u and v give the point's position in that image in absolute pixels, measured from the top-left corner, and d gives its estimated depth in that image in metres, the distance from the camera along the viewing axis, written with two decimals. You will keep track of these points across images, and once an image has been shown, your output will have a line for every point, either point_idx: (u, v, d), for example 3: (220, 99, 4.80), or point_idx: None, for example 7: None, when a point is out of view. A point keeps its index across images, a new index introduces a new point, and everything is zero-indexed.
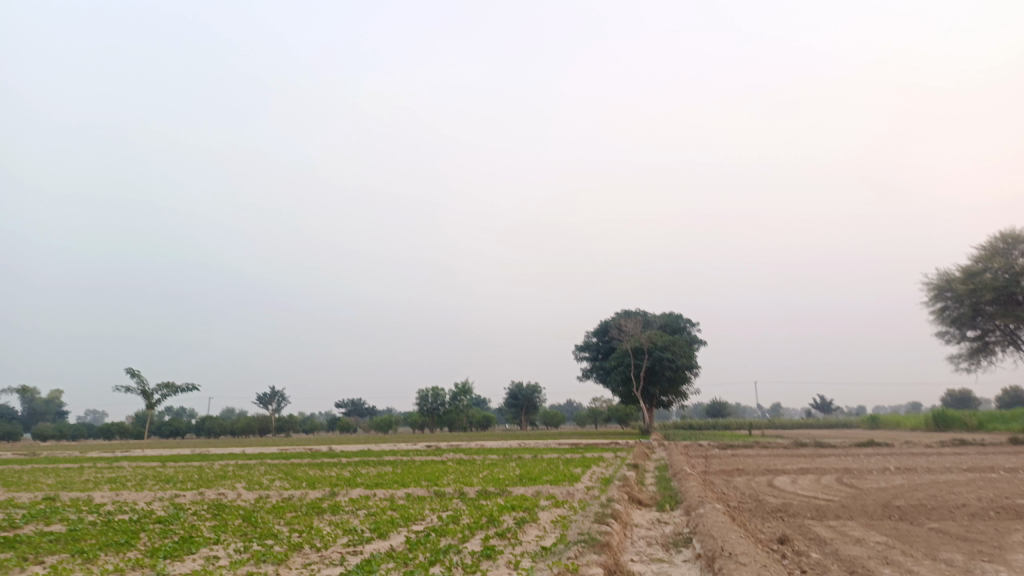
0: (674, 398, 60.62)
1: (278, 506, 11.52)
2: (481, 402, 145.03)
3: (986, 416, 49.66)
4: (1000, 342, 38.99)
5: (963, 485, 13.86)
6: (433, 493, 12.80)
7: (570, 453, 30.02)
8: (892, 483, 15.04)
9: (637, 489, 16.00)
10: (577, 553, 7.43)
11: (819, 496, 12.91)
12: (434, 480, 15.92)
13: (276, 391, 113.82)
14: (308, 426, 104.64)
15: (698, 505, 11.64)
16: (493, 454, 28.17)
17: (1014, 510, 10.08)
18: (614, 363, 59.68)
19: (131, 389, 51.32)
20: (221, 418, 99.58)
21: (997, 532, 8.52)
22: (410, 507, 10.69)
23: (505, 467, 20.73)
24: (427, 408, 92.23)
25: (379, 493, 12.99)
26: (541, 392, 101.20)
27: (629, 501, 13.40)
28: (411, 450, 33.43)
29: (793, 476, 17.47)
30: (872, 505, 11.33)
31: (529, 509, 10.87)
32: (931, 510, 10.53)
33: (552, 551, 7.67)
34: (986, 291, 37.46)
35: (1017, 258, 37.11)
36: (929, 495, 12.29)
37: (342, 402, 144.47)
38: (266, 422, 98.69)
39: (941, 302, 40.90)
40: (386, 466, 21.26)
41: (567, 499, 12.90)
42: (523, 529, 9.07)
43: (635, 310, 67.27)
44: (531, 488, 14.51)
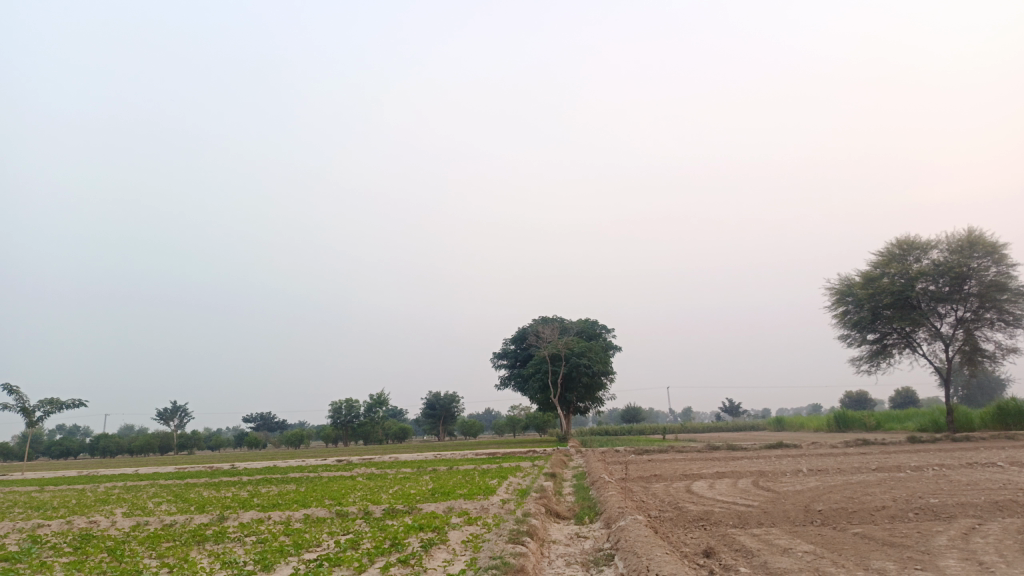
0: (591, 404, 60.83)
1: (154, 534, 10.23)
2: (397, 412, 142.62)
3: (883, 416, 52.05)
4: (897, 344, 40.74)
5: (876, 486, 13.88)
6: (335, 514, 11.78)
7: (487, 464, 29.37)
8: (808, 485, 14.96)
9: (555, 501, 15.39)
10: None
11: (738, 502, 12.63)
12: (338, 498, 14.81)
13: (178, 405, 108.21)
14: (213, 442, 99.92)
15: (618, 517, 11.06)
16: (406, 468, 27.08)
17: (933, 511, 9.94)
18: (532, 370, 59.35)
19: (9, 407, 47.17)
20: (118, 437, 93.85)
21: (921, 535, 8.25)
22: (306, 532, 9.64)
23: (417, 481, 19.82)
24: (340, 421, 89.55)
25: (275, 515, 11.84)
26: (458, 402, 100.36)
27: (546, 515, 12.71)
28: (321, 465, 31.98)
29: (711, 481, 17.29)
30: (792, 509, 11.05)
31: (438, 528, 10.01)
32: (852, 513, 10.30)
33: None
34: (884, 295, 39.17)
35: (912, 263, 38.97)
36: (846, 497, 12.15)
37: (252, 417, 139.35)
38: (168, 438, 93.59)
39: (843, 306, 42.53)
40: (290, 484, 19.94)
41: (481, 515, 12.09)
42: (429, 554, 8.20)
43: (552, 317, 67.31)
44: (443, 503, 13.63)
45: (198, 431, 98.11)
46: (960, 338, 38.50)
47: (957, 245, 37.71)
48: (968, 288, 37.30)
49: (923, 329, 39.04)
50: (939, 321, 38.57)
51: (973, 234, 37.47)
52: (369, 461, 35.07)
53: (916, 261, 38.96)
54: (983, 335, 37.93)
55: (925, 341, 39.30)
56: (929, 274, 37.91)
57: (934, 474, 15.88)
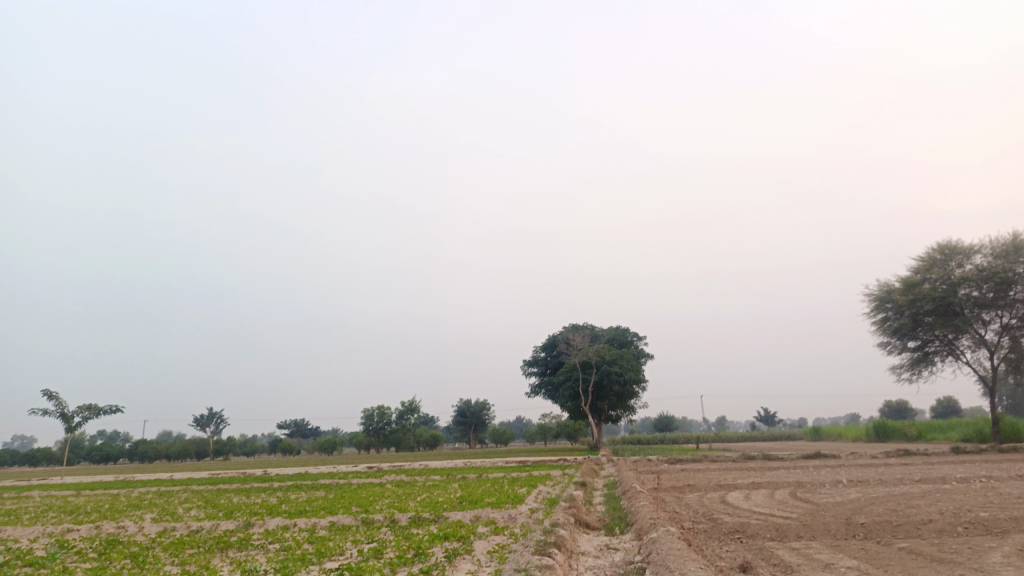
0: (623, 412, 60.16)
1: (180, 540, 10.18)
2: (429, 420, 143.03)
3: (925, 425, 50.60)
4: (940, 352, 39.53)
5: (921, 498, 13.29)
6: (360, 521, 11.62)
7: (517, 472, 29.13)
8: (848, 497, 14.42)
9: (585, 510, 15.06)
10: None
11: (775, 513, 12.20)
12: (365, 505, 14.68)
13: (214, 412, 109.79)
14: (247, 448, 101.12)
15: (650, 529, 10.71)
16: (435, 475, 26.96)
17: (984, 526, 9.42)
18: (563, 378, 58.88)
19: (50, 412, 48.16)
20: (156, 442, 95.46)
21: (972, 551, 7.79)
22: (329, 540, 9.48)
23: (446, 489, 19.64)
24: (372, 428, 89.98)
25: (300, 522, 11.74)
26: (490, 409, 100.21)
27: (575, 526, 12.42)
28: (352, 471, 32.06)
29: (746, 492, 16.81)
30: (833, 522, 10.59)
31: (464, 538, 9.77)
32: (897, 527, 9.82)
33: None
34: (925, 301, 38.08)
35: (954, 268, 37.81)
36: (889, 510, 11.63)
37: (285, 424, 140.97)
38: (203, 444, 94.97)
39: (882, 313, 41.46)
40: (319, 491, 19.91)
41: (508, 525, 11.85)
42: (453, 564, 7.96)
43: (583, 325, 66.88)
44: (470, 511, 13.40)
45: (233, 437, 99.43)
46: (1006, 346, 37.22)
47: (1002, 249, 36.52)
48: (1014, 294, 36.09)
49: (967, 336, 37.85)
50: (984, 327, 37.33)
51: (1019, 238, 36.25)
52: (400, 468, 35.14)
53: (959, 267, 37.81)
54: None
55: (969, 349, 38.08)
56: (972, 279, 36.77)
57: (981, 486, 15.21)
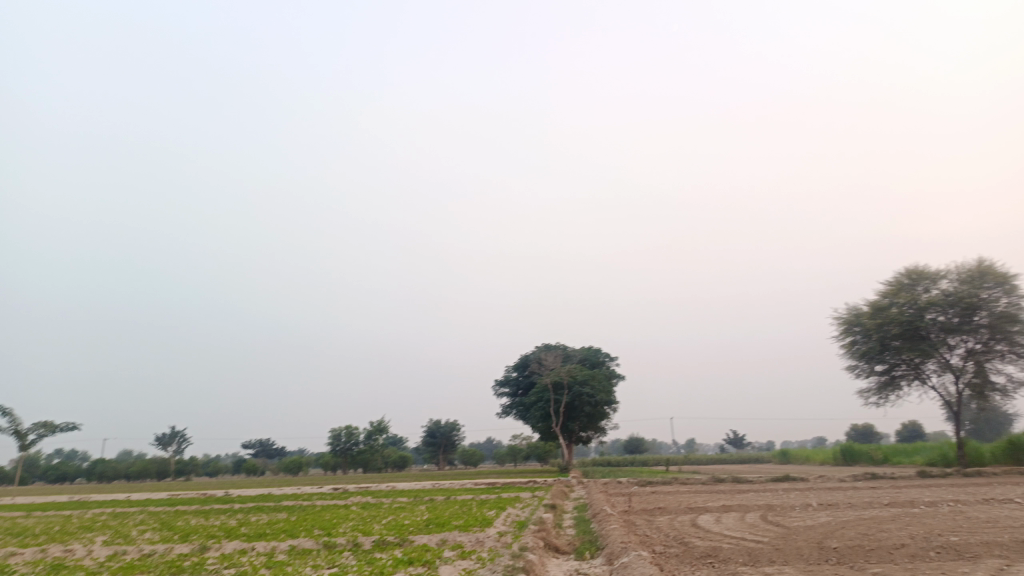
0: (594, 434, 59.92)
1: (130, 564, 9.69)
2: (398, 440, 141.40)
3: (891, 449, 51.13)
4: (906, 376, 40.04)
5: (891, 522, 13.25)
6: (322, 545, 11.21)
7: (487, 493, 28.76)
8: (818, 520, 14.33)
9: (555, 534, 14.76)
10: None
11: (747, 537, 12.03)
12: (327, 528, 14.23)
13: (177, 430, 107.41)
14: (211, 468, 98.80)
15: (621, 553, 10.45)
16: (403, 497, 26.44)
17: (955, 550, 9.35)
18: (534, 399, 58.53)
19: (2, 430, 46.51)
20: (115, 461, 92.91)
21: None
22: (288, 564, 9.09)
23: (413, 510, 19.21)
24: (340, 448, 88.57)
25: (259, 545, 11.31)
26: (459, 430, 99.36)
27: (544, 550, 12.12)
28: (318, 492, 31.37)
29: (717, 515, 16.65)
30: (805, 546, 10.44)
31: (430, 563, 9.43)
32: (869, 551, 9.72)
33: None
34: (893, 325, 38.62)
35: (921, 293, 38.44)
36: (860, 534, 11.55)
37: (250, 444, 138.46)
38: (165, 464, 92.58)
39: (851, 336, 41.96)
40: (282, 513, 19.34)
41: (475, 549, 11.51)
42: None
43: (554, 345, 66.74)
44: (437, 534, 13.03)
45: (196, 457, 97.16)
46: (970, 370, 37.84)
47: (967, 275, 37.24)
48: (978, 319, 36.75)
49: (933, 361, 38.43)
50: (949, 352, 37.93)
51: (983, 265, 37.00)
52: (366, 489, 34.47)
53: (925, 292, 38.46)
54: (994, 367, 37.27)
55: (934, 373, 38.64)
56: (938, 304, 37.39)
57: (950, 511, 15.25)
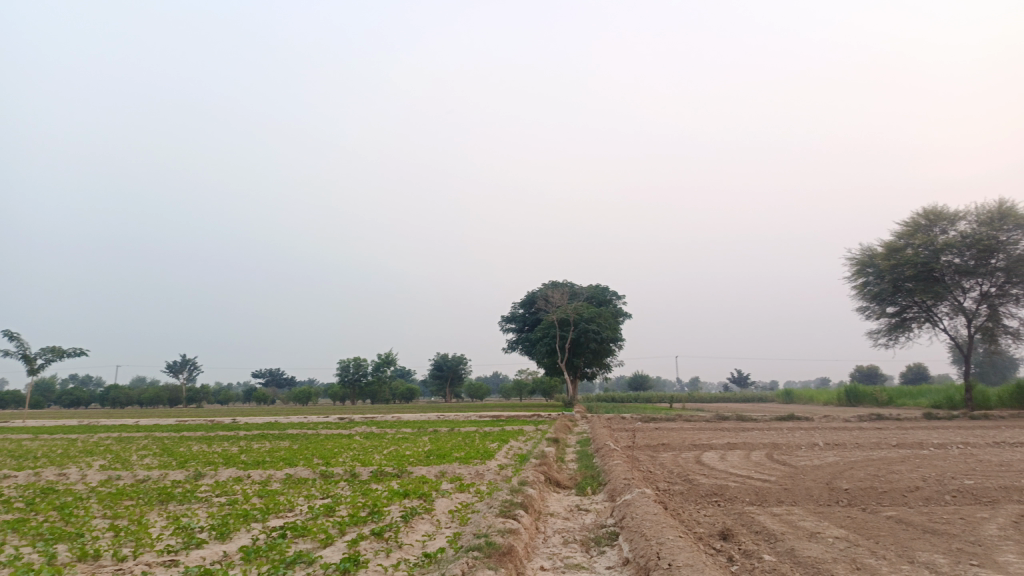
0: (599, 370, 60.01)
1: (119, 491, 9.44)
2: (405, 373, 143.13)
3: (896, 391, 51.03)
4: (917, 318, 39.49)
5: (901, 464, 12.94)
6: (319, 475, 10.97)
7: (490, 426, 28.81)
8: (826, 460, 14.06)
9: (557, 468, 14.55)
10: (463, 569, 5.53)
11: (753, 476, 11.75)
12: (326, 457, 14.04)
13: (187, 358, 108.86)
14: (221, 396, 100.39)
15: (623, 490, 10.13)
16: (407, 428, 26.48)
17: (973, 494, 9.00)
18: (540, 334, 58.50)
19: (11, 354, 46.95)
20: (127, 388, 94.53)
21: (966, 522, 7.28)
22: (282, 493, 8.82)
23: (415, 442, 19.10)
24: (348, 379, 89.48)
25: (253, 474, 11.08)
26: (466, 364, 100.16)
27: (545, 484, 11.89)
28: (323, 422, 31.58)
29: (722, 452, 16.50)
30: (815, 487, 10.12)
31: (425, 496, 9.15)
32: (882, 493, 9.37)
33: (434, 562, 5.87)
34: (907, 267, 37.87)
35: (938, 234, 37.54)
36: (870, 475, 11.25)
37: (260, 373, 140.70)
38: (177, 390, 93.98)
39: (862, 277, 41.30)
40: (285, 441, 19.30)
41: (474, 482, 11.28)
42: (410, 525, 7.33)
43: (562, 282, 66.37)
44: (436, 467, 12.77)
45: (206, 384, 98.55)
46: (983, 314, 37.28)
47: (987, 217, 36.26)
48: (995, 262, 35.98)
49: (945, 303, 37.84)
50: (963, 295, 37.29)
51: (1004, 206, 35.98)
52: (371, 419, 34.65)
53: (942, 233, 37.55)
54: (1008, 311, 36.66)
55: (946, 316, 38.09)
56: (955, 246, 36.53)
57: (960, 453, 14.90)
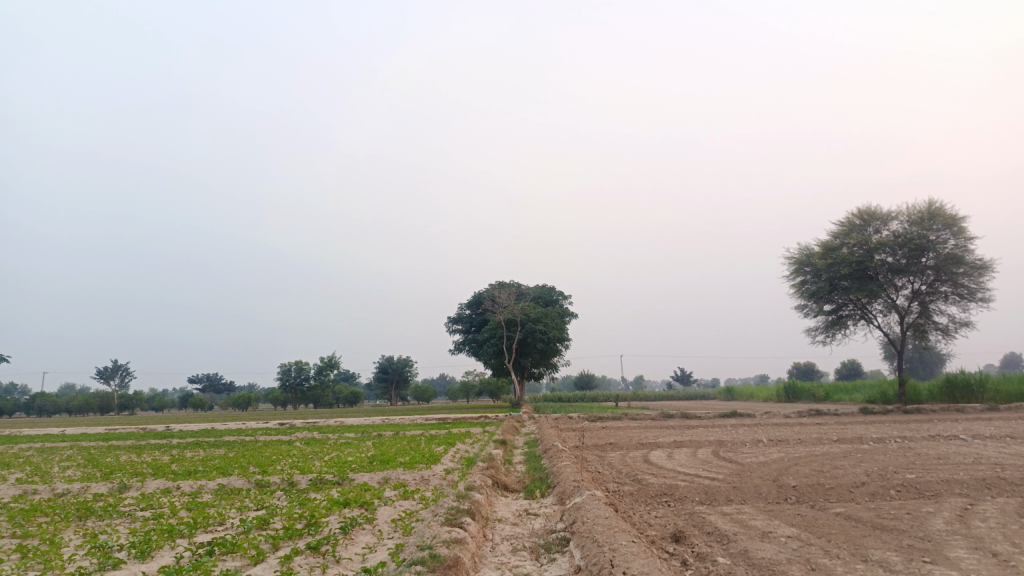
0: (545, 370, 59.98)
1: (34, 506, 8.73)
2: (349, 376, 140.95)
3: (832, 386, 52.49)
4: (853, 316, 40.66)
5: (843, 459, 13.11)
6: (255, 484, 10.43)
7: (436, 429, 28.35)
8: (771, 456, 14.16)
9: (504, 471, 14.27)
10: None
11: (701, 474, 11.70)
12: (264, 465, 13.44)
13: (120, 364, 104.85)
14: (156, 403, 96.88)
15: (573, 493, 9.90)
16: (350, 433, 25.78)
17: (917, 488, 9.09)
18: (487, 335, 58.18)
19: None
20: (55, 395, 90.52)
21: (913, 518, 7.28)
22: (214, 506, 8.31)
23: (358, 447, 18.54)
24: (290, 383, 87.44)
25: (184, 485, 10.47)
26: (412, 366, 99.12)
27: (492, 489, 11.60)
28: (264, 429, 30.57)
29: (669, 451, 16.50)
30: (763, 484, 10.09)
31: (367, 504, 8.75)
32: (829, 489, 9.40)
33: None
34: (843, 266, 38.95)
35: (872, 234, 38.74)
36: (815, 471, 11.33)
37: (198, 378, 136.69)
38: (109, 398, 90.22)
39: (801, 276, 42.34)
40: (221, 449, 18.51)
41: (419, 488, 10.92)
42: (350, 538, 6.94)
43: (508, 283, 66.29)
44: (379, 473, 12.32)
45: (141, 390, 94.96)
46: (914, 311, 38.60)
47: (917, 217, 37.61)
48: (925, 261, 37.31)
49: (879, 301, 39.05)
50: (896, 292, 38.55)
51: (934, 206, 37.37)
52: (313, 425, 33.70)
53: (876, 233, 38.78)
54: (937, 307, 38.05)
55: (880, 313, 39.32)
56: (888, 245, 37.74)
57: (899, 447, 15.21)
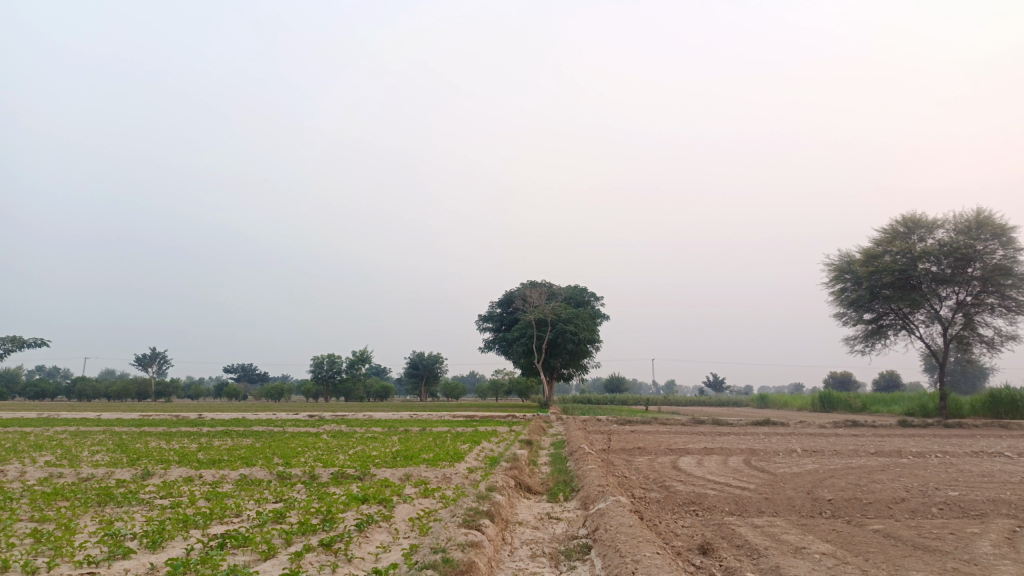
0: (575, 371, 59.57)
1: (56, 489, 8.75)
2: (380, 371, 142.07)
3: (869, 398, 51.19)
4: (894, 325, 39.56)
5: (881, 473, 12.61)
6: (276, 476, 10.37)
7: (463, 427, 28.24)
8: (804, 468, 13.72)
9: (528, 472, 14.05)
10: None
11: (731, 484, 11.33)
12: (287, 457, 13.39)
13: (158, 351, 107.12)
14: (192, 391, 98.58)
15: (597, 497, 9.64)
16: (377, 427, 25.78)
17: (962, 507, 8.64)
18: (517, 335, 57.97)
19: None
20: (96, 380, 92.81)
21: (958, 539, 6.87)
22: (232, 496, 8.24)
23: (384, 442, 18.49)
24: (322, 376, 88.31)
25: (207, 474, 10.43)
26: (442, 363, 99.39)
27: (515, 490, 11.38)
28: (293, 419, 30.76)
29: (699, 458, 16.12)
30: (797, 497, 9.70)
31: (385, 500, 8.61)
32: (866, 504, 8.99)
33: None
34: (885, 274, 37.91)
35: (916, 242, 37.65)
36: (852, 485, 10.89)
37: (233, 368, 138.93)
38: (146, 384, 91.88)
39: (840, 284, 41.34)
40: (247, 439, 18.57)
41: (440, 486, 10.75)
42: (364, 535, 6.79)
43: (540, 282, 65.99)
44: (400, 469, 12.18)
45: (177, 378, 96.78)
46: (958, 322, 37.40)
47: (964, 225, 36.44)
48: (971, 271, 36.13)
49: (922, 311, 37.93)
50: (939, 303, 37.40)
51: (982, 215, 36.16)
52: (341, 418, 33.89)
53: (920, 241, 37.69)
54: (983, 320, 36.83)
55: (923, 324, 38.20)
56: (933, 254, 36.63)
57: (940, 463, 14.61)
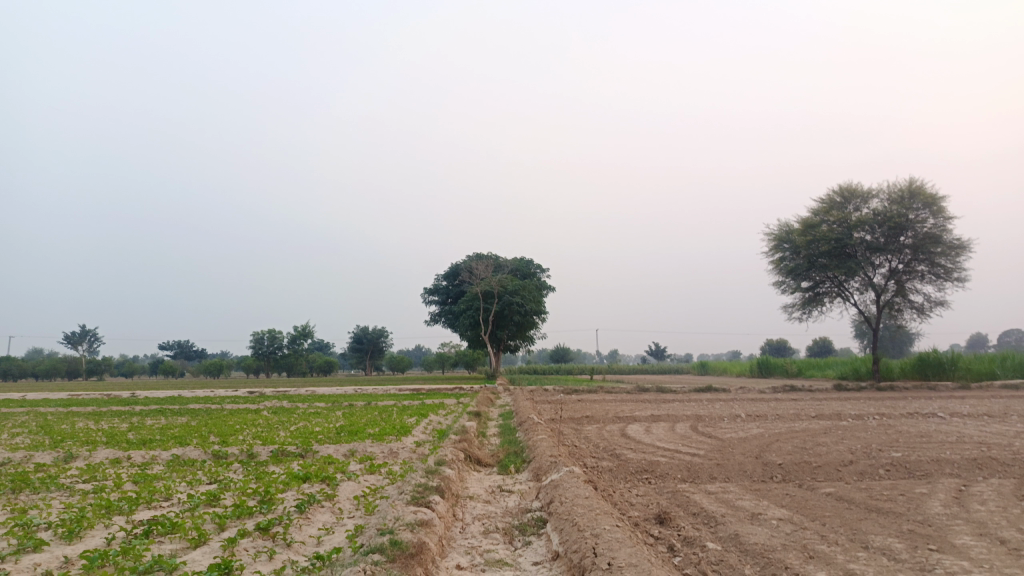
0: (522, 342, 59.57)
1: None
2: (323, 346, 139.89)
3: (805, 363, 52.80)
4: (830, 293, 40.67)
5: (825, 436, 12.77)
6: (211, 455, 9.82)
7: (409, 401, 27.84)
8: (750, 432, 13.85)
9: (477, 444, 13.80)
10: None
11: (681, 450, 11.30)
12: (224, 435, 12.77)
13: (88, 329, 103.06)
14: (125, 370, 95.28)
15: (549, 469, 9.43)
16: (320, 402, 25.14)
17: (907, 468, 8.73)
18: (463, 307, 57.53)
19: None
20: (21, 359, 88.87)
21: (908, 499, 6.89)
22: (162, 479, 7.72)
23: (327, 417, 17.95)
24: (263, 351, 86.44)
25: (135, 455, 9.82)
26: (387, 337, 98.37)
27: (464, 463, 11.10)
28: (232, 396, 29.83)
29: (647, 425, 16.16)
30: (747, 461, 9.68)
31: (328, 479, 8.22)
32: (815, 468, 9.02)
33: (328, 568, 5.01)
34: (823, 243, 38.81)
35: (852, 211, 38.64)
36: (799, 448, 10.97)
37: (168, 344, 134.66)
38: (76, 362, 88.52)
39: (779, 253, 42.19)
40: (183, 417, 17.79)
41: (387, 461, 10.41)
42: (305, 516, 6.41)
43: (486, 254, 65.57)
44: (345, 445, 11.73)
45: (110, 356, 93.36)
46: (891, 289, 38.65)
47: (897, 195, 37.55)
48: (903, 239, 37.31)
49: (857, 279, 39.06)
50: (873, 270, 38.53)
51: (914, 185, 37.32)
52: (284, 394, 33.03)
53: (856, 210, 38.70)
54: (913, 287, 38.20)
55: (857, 291, 39.36)
56: (868, 223, 37.65)
57: (878, 424, 14.96)
